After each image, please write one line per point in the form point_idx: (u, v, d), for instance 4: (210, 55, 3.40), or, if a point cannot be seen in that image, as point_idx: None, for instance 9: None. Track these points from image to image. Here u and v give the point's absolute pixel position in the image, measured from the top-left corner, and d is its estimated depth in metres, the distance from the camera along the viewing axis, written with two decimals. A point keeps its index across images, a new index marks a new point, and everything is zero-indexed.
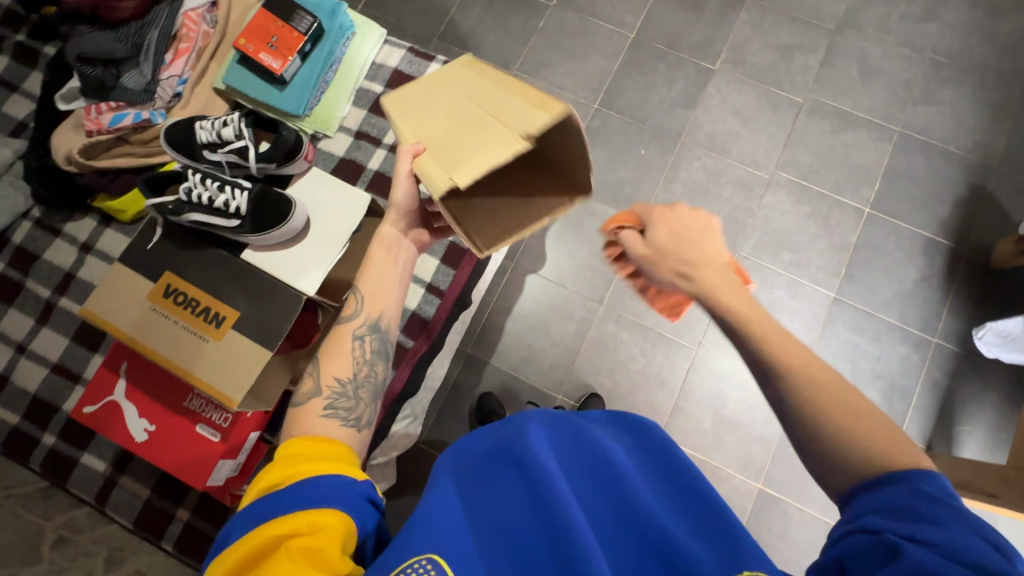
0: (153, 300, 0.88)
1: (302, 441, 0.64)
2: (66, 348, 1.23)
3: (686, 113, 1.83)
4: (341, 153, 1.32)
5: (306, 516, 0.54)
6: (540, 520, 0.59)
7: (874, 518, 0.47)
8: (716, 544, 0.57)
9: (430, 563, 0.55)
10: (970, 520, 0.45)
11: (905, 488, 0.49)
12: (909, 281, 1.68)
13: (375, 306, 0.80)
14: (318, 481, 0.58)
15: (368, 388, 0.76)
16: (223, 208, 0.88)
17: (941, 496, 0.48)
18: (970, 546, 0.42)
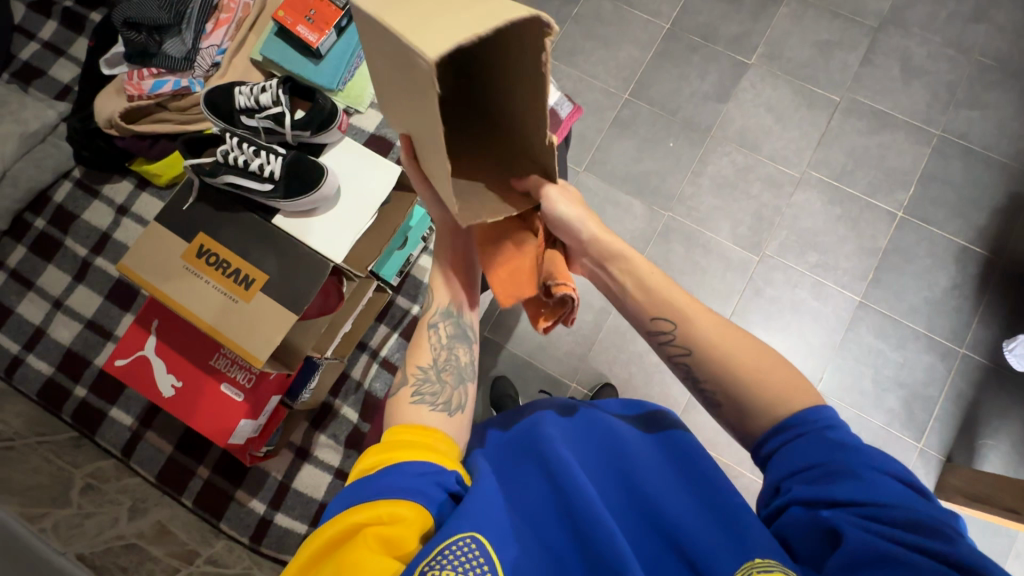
0: (186, 260, 0.91)
1: (401, 429, 0.63)
2: (100, 306, 1.28)
3: (718, 107, 1.80)
4: (371, 129, 1.35)
5: (388, 506, 0.53)
6: (567, 508, 0.59)
7: (802, 490, 0.53)
8: (724, 525, 0.56)
9: (475, 541, 0.53)
10: (872, 458, 0.52)
11: (814, 438, 0.55)
12: (939, 289, 1.64)
13: (439, 292, 0.79)
14: (406, 470, 0.57)
15: (452, 372, 0.73)
16: (258, 172, 0.90)
17: (843, 440, 0.54)
18: (887, 496, 0.49)
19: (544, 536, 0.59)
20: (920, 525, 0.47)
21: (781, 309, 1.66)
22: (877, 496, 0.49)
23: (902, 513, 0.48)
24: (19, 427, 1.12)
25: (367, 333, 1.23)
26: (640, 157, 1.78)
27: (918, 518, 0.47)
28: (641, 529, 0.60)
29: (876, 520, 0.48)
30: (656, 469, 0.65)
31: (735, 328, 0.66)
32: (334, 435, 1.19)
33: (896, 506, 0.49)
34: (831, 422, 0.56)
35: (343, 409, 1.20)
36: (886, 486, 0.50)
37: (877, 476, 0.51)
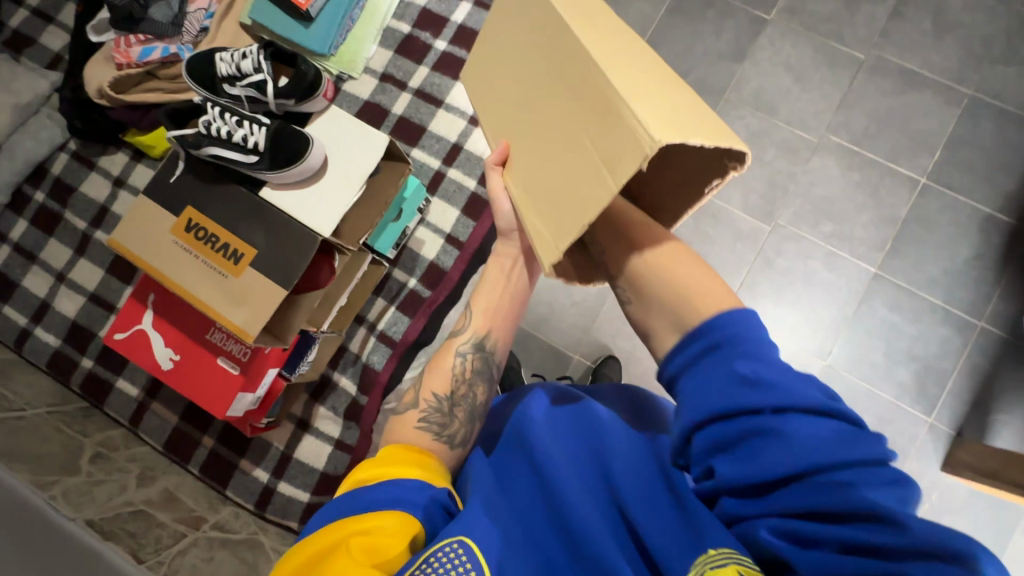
0: (175, 234, 0.90)
1: (397, 448, 0.65)
2: (102, 279, 1.28)
3: (732, 67, 1.70)
4: (365, 95, 1.30)
5: (371, 517, 0.56)
6: (552, 506, 0.59)
7: (726, 464, 0.48)
8: (673, 507, 0.52)
9: (461, 545, 0.54)
10: (791, 404, 0.46)
11: (726, 375, 0.49)
12: (960, 260, 1.57)
13: (477, 323, 0.78)
14: (392, 482, 0.59)
15: (464, 409, 0.72)
16: (241, 143, 0.88)
17: (758, 372, 0.48)
18: (818, 444, 0.44)
19: (534, 534, 0.59)
20: (849, 505, 0.41)
21: (792, 281, 1.61)
22: (799, 460, 0.44)
23: (827, 479, 0.43)
24: (29, 397, 1.15)
25: (365, 306, 1.22)
26: None
27: (848, 488, 0.41)
28: (596, 507, 0.58)
29: (807, 493, 0.43)
30: (614, 443, 0.61)
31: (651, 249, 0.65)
32: (333, 407, 1.20)
33: (824, 466, 0.43)
34: (752, 351, 0.50)
35: (342, 382, 1.21)
36: (805, 440, 0.44)
37: (802, 434, 0.45)
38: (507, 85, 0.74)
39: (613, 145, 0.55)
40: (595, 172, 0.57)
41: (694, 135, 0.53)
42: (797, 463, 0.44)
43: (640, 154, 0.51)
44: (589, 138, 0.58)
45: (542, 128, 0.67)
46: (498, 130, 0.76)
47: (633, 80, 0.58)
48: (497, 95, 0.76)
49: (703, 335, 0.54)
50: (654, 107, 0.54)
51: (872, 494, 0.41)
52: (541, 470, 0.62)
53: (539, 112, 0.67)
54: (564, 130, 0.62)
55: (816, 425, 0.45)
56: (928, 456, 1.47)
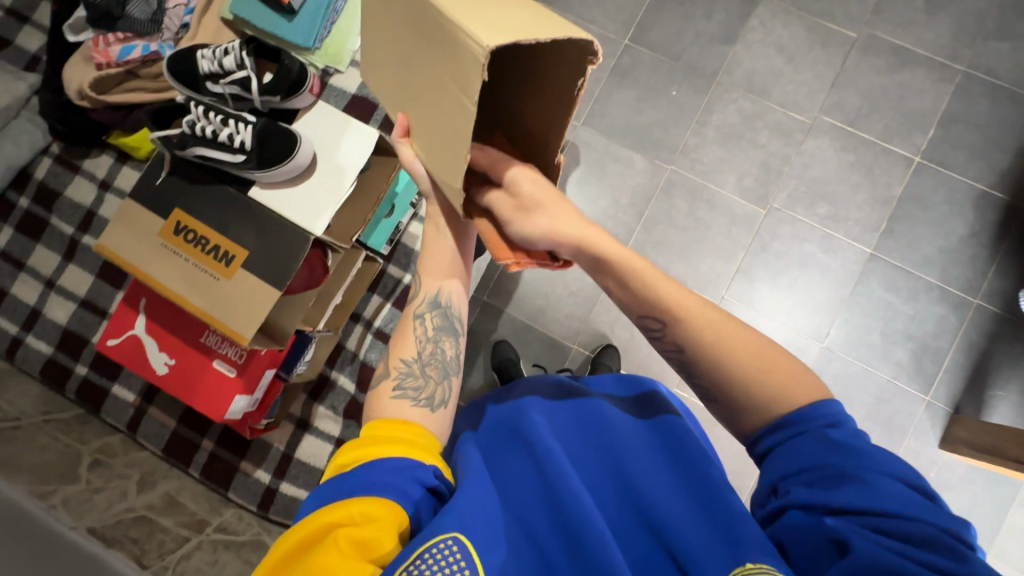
0: (164, 237, 0.88)
1: (379, 424, 0.62)
2: (92, 284, 1.27)
3: (724, 50, 1.68)
4: (353, 89, 1.27)
5: (357, 505, 0.53)
6: (557, 509, 0.60)
7: (804, 495, 0.51)
8: (720, 524, 0.55)
9: (456, 542, 0.53)
10: (872, 464, 0.49)
11: (816, 437, 0.52)
12: (955, 238, 1.57)
13: (430, 282, 0.75)
14: (378, 465, 0.56)
15: (436, 366, 0.70)
16: (227, 142, 0.86)
17: (848, 440, 0.51)
18: (897, 503, 0.47)
19: (536, 536, 0.60)
20: (925, 541, 0.45)
21: (788, 264, 1.61)
22: (877, 505, 0.47)
23: (905, 523, 0.46)
24: (24, 406, 1.14)
25: (360, 303, 1.21)
26: (642, 107, 1.69)
27: (923, 532, 0.45)
28: (636, 530, 0.60)
29: (882, 532, 0.46)
30: (663, 468, 0.64)
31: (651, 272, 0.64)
32: (333, 406, 1.20)
33: (901, 515, 0.46)
34: (833, 421, 0.53)
35: (340, 380, 1.20)
36: (886, 491, 0.47)
37: (880, 484, 0.48)
38: (376, 46, 0.72)
39: (463, 68, 0.53)
40: (459, 97, 0.55)
41: (534, 33, 0.51)
42: (870, 506, 0.47)
43: (480, 64, 0.50)
44: (445, 68, 0.56)
45: (410, 80, 0.65)
46: (386, 98, 0.74)
47: (474, 1, 0.56)
48: (375, 59, 0.73)
49: (807, 420, 0.54)
50: (489, 20, 0.53)
51: (945, 537, 0.45)
52: (550, 476, 0.63)
53: (402, 65, 0.66)
54: (426, 69, 0.61)
55: (892, 483, 0.48)
56: (925, 434, 1.49)
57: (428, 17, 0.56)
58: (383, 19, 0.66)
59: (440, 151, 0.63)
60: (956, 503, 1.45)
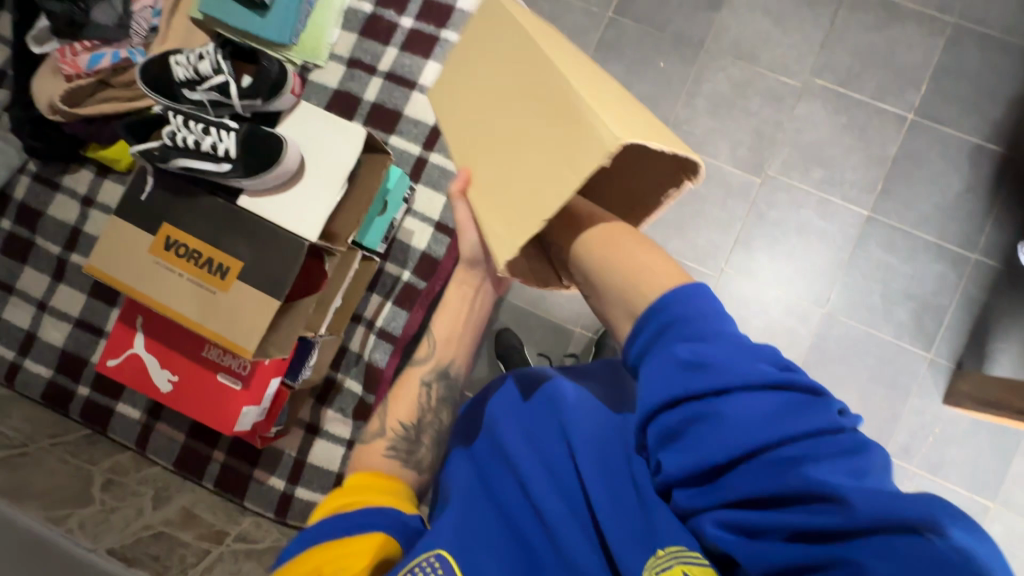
0: (154, 253, 0.86)
1: (362, 476, 0.69)
2: (85, 303, 1.24)
3: (710, 16, 1.66)
4: (334, 84, 1.24)
5: (345, 544, 0.60)
6: (534, 507, 0.62)
7: (675, 450, 0.48)
8: (638, 502, 0.53)
9: (438, 560, 0.57)
10: (732, 383, 0.46)
11: (663, 357, 0.49)
12: (951, 194, 1.56)
13: (443, 351, 0.79)
14: (363, 509, 0.63)
15: (430, 434, 0.76)
16: (211, 151, 0.83)
17: (694, 359, 0.47)
18: (775, 431, 0.43)
19: (518, 532, 0.62)
20: (799, 491, 0.41)
21: (786, 232, 1.60)
22: (740, 442, 0.44)
23: (778, 453, 0.43)
24: (29, 432, 1.12)
25: (360, 304, 1.19)
26: (630, 82, 1.66)
27: (795, 475, 0.41)
28: (574, 515, 0.59)
29: (757, 475, 0.44)
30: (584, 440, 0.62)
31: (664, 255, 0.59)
32: (341, 409, 1.18)
33: (779, 442, 0.43)
34: (693, 334, 0.49)
35: (347, 382, 1.19)
36: (747, 421, 0.45)
37: (742, 415, 0.45)
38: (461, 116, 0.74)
39: (575, 151, 0.56)
40: (563, 175, 0.56)
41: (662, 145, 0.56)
42: (747, 443, 0.44)
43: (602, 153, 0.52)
44: (556, 142, 0.58)
45: (498, 147, 0.67)
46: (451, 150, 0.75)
47: (610, 106, 0.59)
48: (456, 122, 0.75)
49: (650, 322, 0.53)
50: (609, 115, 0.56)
51: (822, 473, 0.41)
52: (523, 476, 0.64)
53: (495, 138, 0.67)
54: (534, 144, 0.61)
55: (753, 400, 0.45)
56: (928, 391, 1.50)
57: (567, 100, 0.58)
58: (499, 88, 0.69)
59: (494, 211, 0.64)
60: (961, 456, 1.47)
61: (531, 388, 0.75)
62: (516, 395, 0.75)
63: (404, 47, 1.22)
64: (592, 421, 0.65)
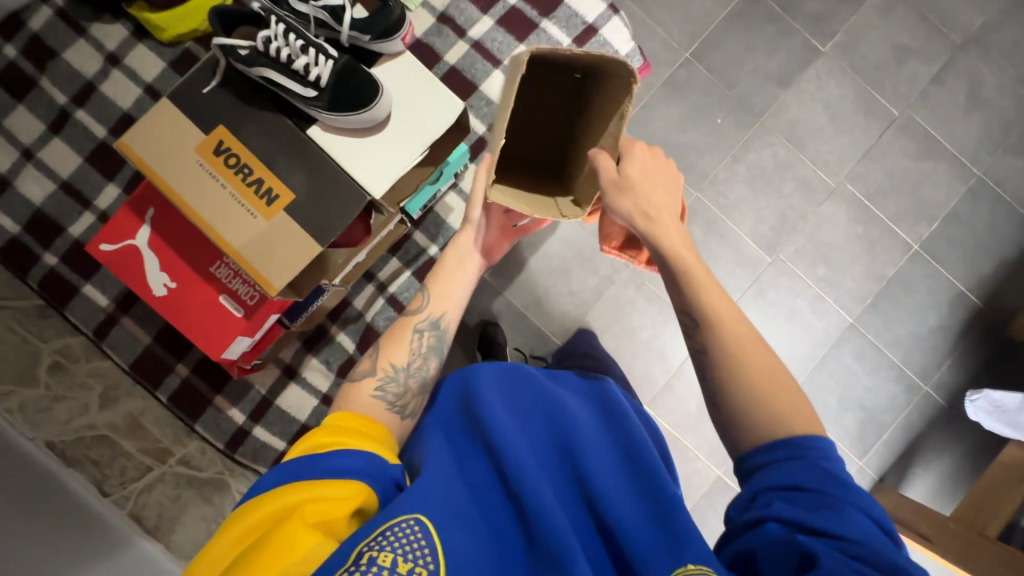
0: (201, 155, 0.78)
1: (347, 416, 0.67)
2: (79, 167, 1.12)
3: (776, 91, 1.71)
4: (418, 33, 1.17)
5: (326, 484, 0.58)
6: (514, 500, 0.62)
7: (781, 506, 0.56)
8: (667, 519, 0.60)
9: (418, 523, 0.56)
10: (857, 493, 0.57)
11: (811, 458, 0.60)
12: (925, 326, 1.69)
13: (437, 304, 0.85)
14: (351, 453, 0.62)
15: (418, 379, 0.79)
16: (302, 72, 0.76)
17: (832, 470, 0.59)
18: (861, 527, 0.53)
19: (491, 519, 0.62)
20: (879, 560, 0.51)
21: (777, 315, 1.68)
22: (853, 523, 0.53)
23: (875, 547, 0.52)
24: None
25: (377, 263, 1.14)
26: (684, 126, 1.69)
27: (880, 551, 0.51)
28: (581, 520, 0.62)
29: (859, 536, 0.52)
30: (608, 457, 0.67)
31: (769, 356, 0.68)
32: (327, 360, 1.13)
33: (872, 541, 0.52)
34: (833, 460, 0.60)
35: (339, 336, 1.13)
36: (857, 523, 0.54)
37: (854, 516, 0.54)
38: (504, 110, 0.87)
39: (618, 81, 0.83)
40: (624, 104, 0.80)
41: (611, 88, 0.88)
42: (852, 530, 0.53)
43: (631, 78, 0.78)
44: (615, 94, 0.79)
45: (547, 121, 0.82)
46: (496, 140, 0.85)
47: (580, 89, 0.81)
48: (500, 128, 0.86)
49: (810, 449, 0.61)
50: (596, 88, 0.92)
51: (894, 559, 0.51)
52: (507, 459, 0.64)
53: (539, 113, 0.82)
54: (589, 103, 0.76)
55: (863, 517, 0.54)
56: None
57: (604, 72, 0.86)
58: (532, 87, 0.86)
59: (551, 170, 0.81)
60: None
61: (528, 382, 0.76)
62: (498, 384, 0.74)
63: (500, 22, 1.18)
64: (589, 433, 0.69)
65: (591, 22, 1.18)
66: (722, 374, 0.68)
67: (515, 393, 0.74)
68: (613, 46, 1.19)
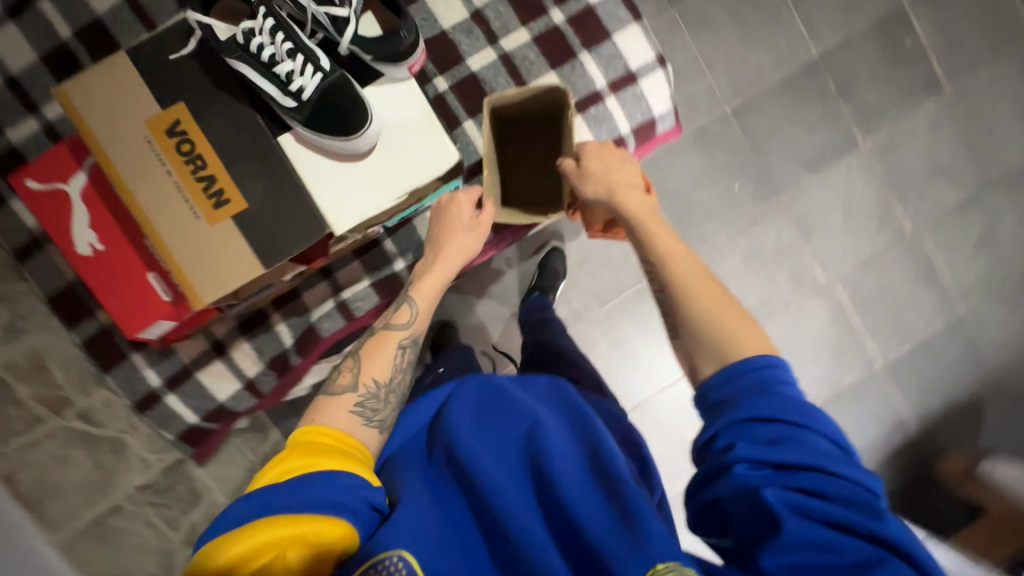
0: (152, 132, 0.72)
1: (317, 433, 0.69)
2: (32, 63, 0.99)
3: (800, 173, 1.64)
4: (446, 24, 1.05)
5: (302, 517, 0.58)
6: (489, 515, 0.63)
7: (745, 467, 0.56)
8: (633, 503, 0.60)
9: (402, 561, 0.57)
10: (812, 451, 0.56)
11: (768, 419, 0.58)
12: (862, 443, 1.70)
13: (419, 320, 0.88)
14: (327, 478, 0.61)
15: (395, 396, 0.80)
16: (283, 77, 0.70)
17: (786, 423, 0.57)
18: (824, 483, 0.54)
19: (468, 539, 0.64)
20: (841, 522, 0.52)
21: None
22: (818, 479, 0.54)
23: (841, 498, 0.53)
24: None
25: (337, 262, 1.07)
26: (699, 182, 1.61)
27: (843, 506, 0.53)
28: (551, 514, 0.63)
29: (824, 494, 0.54)
30: (572, 452, 0.67)
31: (720, 289, 0.74)
32: (260, 348, 1.07)
33: (832, 492, 0.54)
34: (788, 406, 0.59)
35: (279, 327, 1.07)
36: (822, 480, 0.54)
37: (819, 476, 0.54)
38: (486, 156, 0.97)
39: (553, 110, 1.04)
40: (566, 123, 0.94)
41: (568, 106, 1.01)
42: (817, 486, 0.54)
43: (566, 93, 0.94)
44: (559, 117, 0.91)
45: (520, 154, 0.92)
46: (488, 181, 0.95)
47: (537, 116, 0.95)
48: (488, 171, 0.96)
49: (759, 394, 0.60)
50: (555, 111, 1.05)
51: (855, 512, 0.53)
52: (484, 484, 0.64)
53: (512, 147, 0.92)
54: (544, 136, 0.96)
55: (829, 474, 0.55)
56: None
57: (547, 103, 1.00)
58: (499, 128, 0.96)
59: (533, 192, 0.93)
60: None
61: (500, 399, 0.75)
62: (470, 410, 0.74)
63: (537, 40, 1.07)
64: (555, 434, 0.69)
65: (632, 70, 1.08)
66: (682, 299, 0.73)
67: (487, 413, 0.74)
68: (648, 102, 1.09)
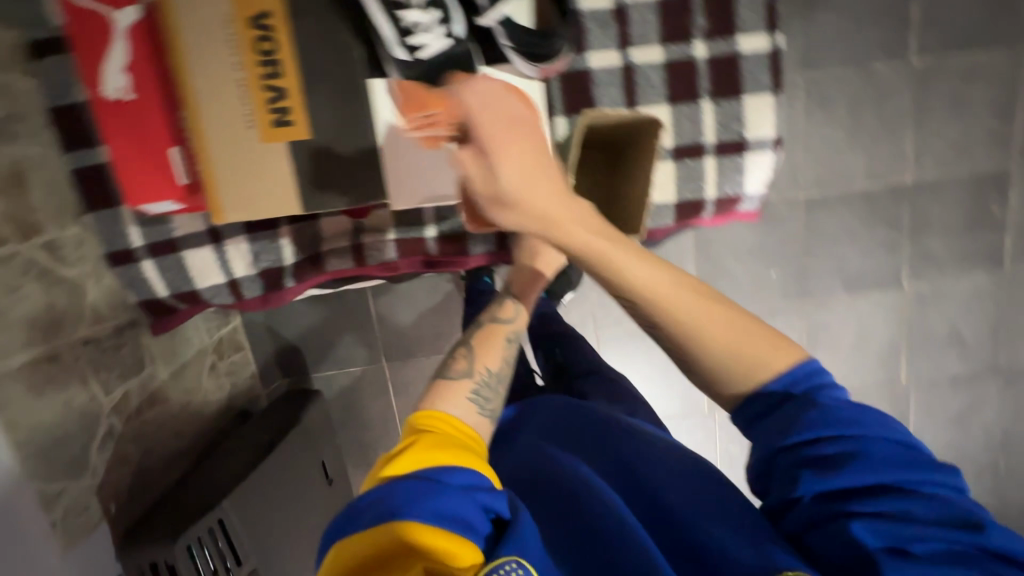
0: (236, 28, 0.82)
1: (435, 420, 0.64)
2: None
3: (834, 288, 1.58)
4: (588, 7, 0.94)
5: (427, 533, 0.53)
6: (591, 520, 0.62)
7: (841, 479, 0.53)
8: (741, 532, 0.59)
9: (518, 564, 0.54)
10: (875, 448, 0.54)
11: (830, 433, 0.55)
12: None
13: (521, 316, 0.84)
14: (445, 481, 0.57)
15: (505, 384, 0.75)
16: (407, 29, 0.83)
17: (844, 429, 0.55)
18: (903, 478, 0.53)
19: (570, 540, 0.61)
20: (934, 517, 0.52)
21: None
22: (880, 476, 0.53)
23: (915, 499, 0.52)
24: None
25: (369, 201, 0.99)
26: (739, 255, 1.55)
27: (921, 496, 0.52)
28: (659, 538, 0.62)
29: (905, 500, 0.53)
30: (666, 479, 0.68)
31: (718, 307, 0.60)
32: (256, 254, 0.99)
33: (907, 489, 0.53)
34: (844, 421, 0.56)
35: (284, 241, 0.99)
36: (885, 467, 0.53)
37: (883, 463, 0.54)
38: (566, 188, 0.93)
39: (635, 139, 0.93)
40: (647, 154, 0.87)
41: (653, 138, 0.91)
42: (883, 484, 0.53)
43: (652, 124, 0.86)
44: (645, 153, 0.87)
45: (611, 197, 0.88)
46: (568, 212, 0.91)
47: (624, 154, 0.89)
48: None
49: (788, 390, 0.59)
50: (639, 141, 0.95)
51: (950, 518, 0.52)
52: (592, 491, 0.65)
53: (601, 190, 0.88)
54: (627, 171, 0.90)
55: (908, 477, 0.53)
56: None
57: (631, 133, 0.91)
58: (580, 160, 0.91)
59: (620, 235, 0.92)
60: None
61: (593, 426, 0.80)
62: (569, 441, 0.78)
63: (670, 66, 0.97)
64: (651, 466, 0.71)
65: (745, 140, 0.99)
66: (688, 341, 0.59)
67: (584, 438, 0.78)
68: (743, 179, 1.01)
